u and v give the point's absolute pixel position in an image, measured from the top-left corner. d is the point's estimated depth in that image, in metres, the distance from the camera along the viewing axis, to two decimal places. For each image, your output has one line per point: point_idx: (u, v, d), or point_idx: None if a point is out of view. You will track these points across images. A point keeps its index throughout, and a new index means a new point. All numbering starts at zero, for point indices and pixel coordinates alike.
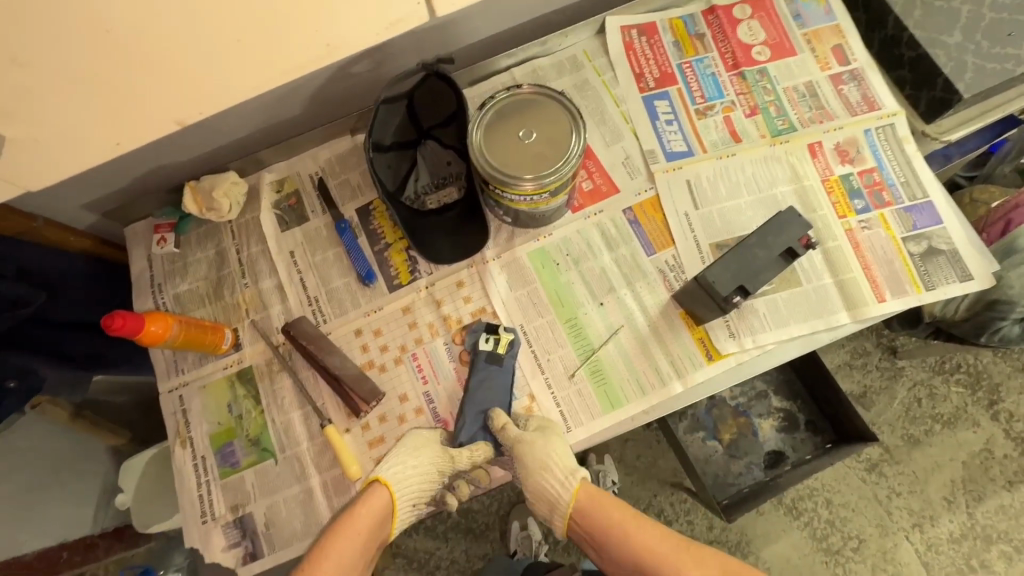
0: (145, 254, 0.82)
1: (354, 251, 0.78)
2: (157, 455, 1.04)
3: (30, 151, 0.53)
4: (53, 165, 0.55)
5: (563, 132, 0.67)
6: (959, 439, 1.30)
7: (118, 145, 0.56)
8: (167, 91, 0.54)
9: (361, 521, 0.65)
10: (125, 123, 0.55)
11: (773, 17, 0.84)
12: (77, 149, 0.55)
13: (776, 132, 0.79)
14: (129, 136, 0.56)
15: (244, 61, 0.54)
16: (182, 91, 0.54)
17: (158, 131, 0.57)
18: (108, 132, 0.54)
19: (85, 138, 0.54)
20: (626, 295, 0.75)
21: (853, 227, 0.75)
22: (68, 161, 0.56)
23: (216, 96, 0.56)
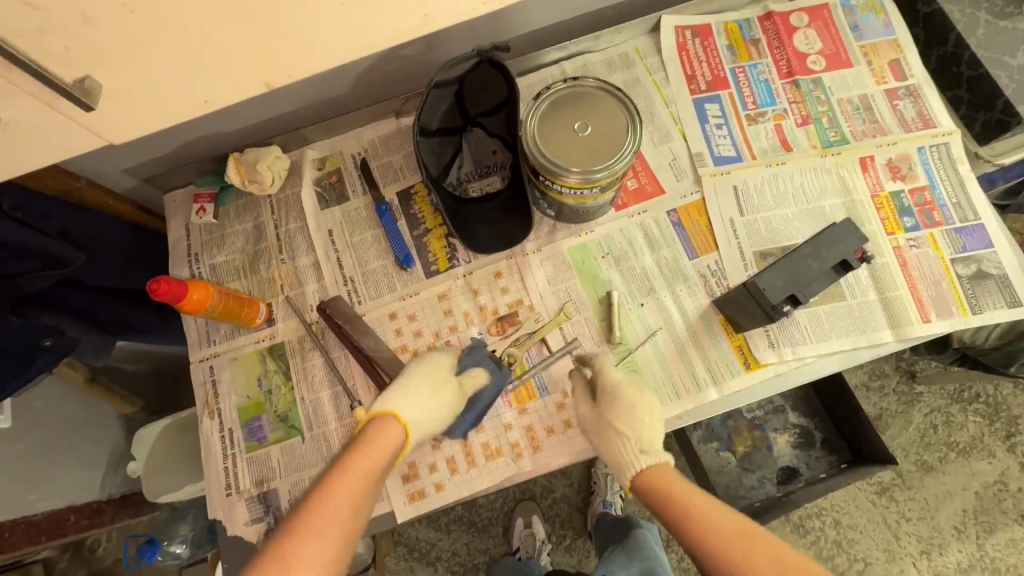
0: (183, 224, 0.81)
1: (393, 234, 0.78)
2: (171, 426, 1.04)
3: (115, 112, 0.50)
4: (131, 122, 0.52)
5: (619, 130, 0.65)
6: (973, 469, 1.28)
7: (207, 104, 0.53)
8: (264, 58, 0.50)
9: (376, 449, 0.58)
10: (215, 85, 0.51)
11: (830, 27, 0.83)
12: (162, 108, 0.52)
13: (827, 144, 0.78)
14: (218, 96, 0.53)
15: (349, 29, 0.50)
16: (279, 57, 0.50)
17: (245, 91, 0.53)
18: (196, 93, 0.51)
19: (175, 98, 0.51)
20: (666, 297, 0.74)
21: (901, 244, 0.74)
22: (151, 117, 0.52)
23: (309, 59, 0.52)
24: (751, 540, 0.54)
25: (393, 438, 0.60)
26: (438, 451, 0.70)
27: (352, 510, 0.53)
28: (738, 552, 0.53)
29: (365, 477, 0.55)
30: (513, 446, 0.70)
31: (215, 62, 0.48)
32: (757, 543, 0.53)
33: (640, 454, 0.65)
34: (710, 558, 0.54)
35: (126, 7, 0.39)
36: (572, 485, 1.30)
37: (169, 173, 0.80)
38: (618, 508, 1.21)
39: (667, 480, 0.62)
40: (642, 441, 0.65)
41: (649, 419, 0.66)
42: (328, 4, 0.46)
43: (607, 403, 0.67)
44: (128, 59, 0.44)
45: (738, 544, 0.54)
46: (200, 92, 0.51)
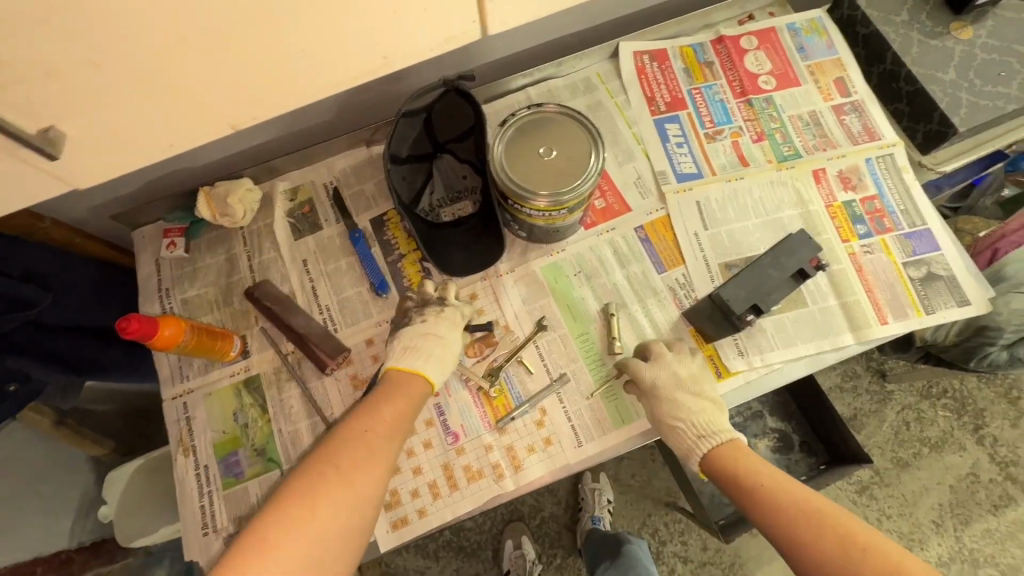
0: (152, 260, 0.80)
1: (367, 260, 0.78)
2: (144, 466, 1.01)
3: (80, 159, 0.50)
4: (97, 169, 0.52)
5: (582, 153, 0.68)
6: (947, 462, 1.40)
7: (174, 148, 0.54)
8: (226, 99, 0.51)
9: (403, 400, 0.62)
10: (177, 127, 0.52)
11: (778, 49, 0.88)
12: (130, 154, 0.52)
13: (781, 158, 0.82)
14: (184, 140, 0.53)
15: (313, 74, 0.52)
16: (246, 100, 0.52)
17: (212, 133, 0.54)
18: (163, 138, 0.52)
19: (138, 142, 0.51)
20: (637, 311, 0.76)
21: (856, 251, 0.78)
22: (116, 162, 0.52)
23: (275, 101, 0.54)
24: (818, 519, 0.56)
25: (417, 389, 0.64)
26: (420, 477, 0.69)
27: (382, 443, 0.57)
28: (802, 534, 0.56)
29: (391, 420, 0.59)
30: (495, 467, 0.70)
31: (181, 108, 0.49)
32: (823, 521, 0.56)
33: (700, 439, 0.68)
34: (775, 533, 0.59)
35: (93, 61, 0.40)
36: (561, 502, 1.31)
37: (137, 208, 0.80)
38: (607, 522, 1.23)
39: (737, 458, 0.66)
40: (699, 426, 0.68)
41: (698, 405, 0.69)
42: (293, 50, 0.48)
43: None
44: (91, 108, 0.45)
45: (806, 524, 0.57)
46: (165, 136, 0.52)
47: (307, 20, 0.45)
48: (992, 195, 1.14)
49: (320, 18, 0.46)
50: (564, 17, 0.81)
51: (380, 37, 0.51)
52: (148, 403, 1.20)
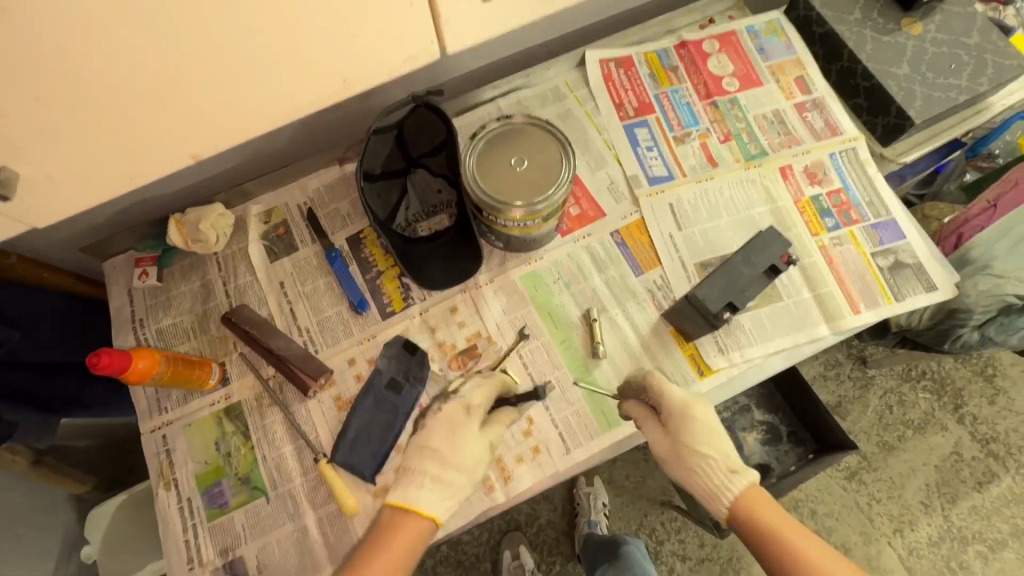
0: (125, 291, 0.79)
1: (345, 279, 0.78)
2: (128, 501, 0.99)
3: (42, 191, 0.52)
4: (61, 201, 0.54)
5: (552, 162, 0.69)
6: (930, 443, 1.54)
7: (134, 180, 0.55)
8: (180, 129, 0.53)
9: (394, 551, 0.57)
10: (138, 160, 0.54)
11: (739, 51, 0.90)
12: (91, 186, 0.54)
13: (749, 157, 0.84)
14: (144, 171, 0.55)
15: (268, 97, 0.55)
16: (204, 129, 0.54)
17: (174, 164, 0.56)
18: (123, 169, 0.54)
19: (98, 175, 0.53)
20: (618, 314, 0.76)
21: (826, 244, 0.79)
22: (80, 195, 0.54)
23: (232, 130, 0.56)
24: None
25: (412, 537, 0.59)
26: None
27: None
28: None
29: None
30: (484, 480, 0.69)
31: (137, 135, 0.51)
32: None
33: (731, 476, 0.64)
34: None
35: (36, 95, 0.44)
36: (556, 509, 1.32)
37: (108, 239, 0.79)
38: (604, 526, 1.23)
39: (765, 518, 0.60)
40: (728, 461, 0.64)
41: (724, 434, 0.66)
42: (242, 76, 0.51)
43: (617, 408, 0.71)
44: (45, 140, 0.47)
45: None
46: (123, 168, 0.54)
47: (244, 45, 0.48)
48: (955, 180, 1.18)
49: (263, 44, 0.49)
50: (529, 30, 0.82)
51: (321, 59, 0.53)
52: (130, 435, 1.18)
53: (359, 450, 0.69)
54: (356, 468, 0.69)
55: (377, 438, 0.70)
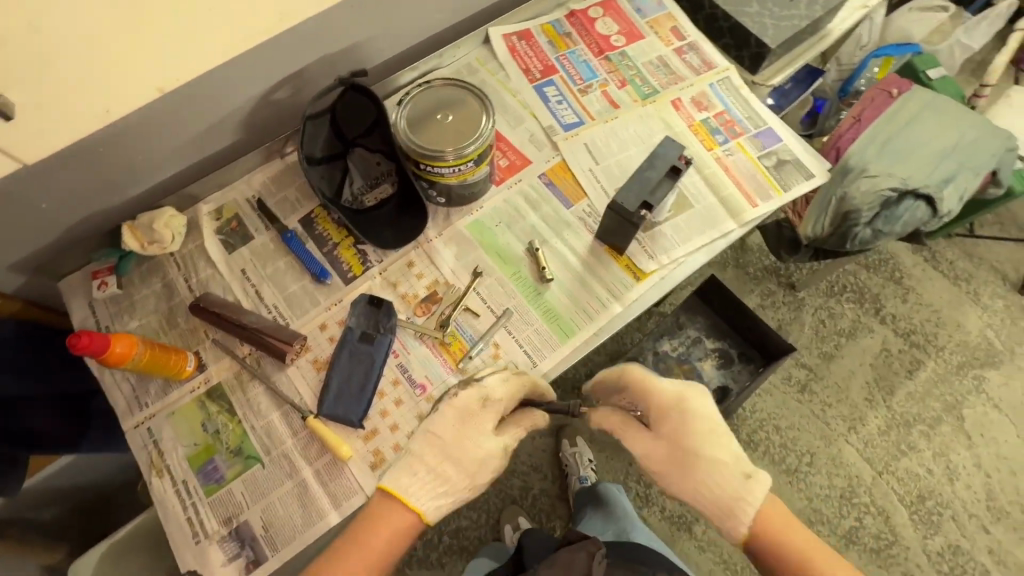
0: (86, 305, 0.81)
1: (304, 255, 0.83)
2: (107, 554, 0.86)
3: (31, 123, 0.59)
4: (43, 137, 0.60)
5: (474, 111, 0.78)
6: (863, 345, 1.73)
7: (110, 114, 0.62)
8: (149, 60, 0.61)
9: (377, 543, 0.63)
10: (114, 89, 0.61)
11: (620, 13, 1.04)
12: (70, 118, 0.60)
13: (644, 96, 0.97)
14: (118, 103, 0.61)
15: (220, 26, 0.64)
16: (168, 60, 0.62)
17: (143, 98, 0.62)
18: (99, 97, 0.60)
19: (76, 107, 0.60)
20: (557, 243, 0.86)
21: (720, 156, 0.93)
22: (60, 133, 0.60)
23: (194, 62, 0.64)
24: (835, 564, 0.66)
25: (392, 526, 0.65)
26: (398, 431, 0.74)
27: None
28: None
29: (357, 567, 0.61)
30: None
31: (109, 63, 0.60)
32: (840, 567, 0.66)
33: (748, 479, 0.73)
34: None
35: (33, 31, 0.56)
36: (547, 476, 1.39)
37: (60, 257, 0.81)
38: (593, 479, 1.30)
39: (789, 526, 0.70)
40: (743, 466, 0.74)
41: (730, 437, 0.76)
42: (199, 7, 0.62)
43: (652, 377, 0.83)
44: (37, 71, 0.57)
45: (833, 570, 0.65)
46: (101, 100, 0.61)
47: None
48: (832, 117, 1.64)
49: None
50: (437, 15, 0.93)
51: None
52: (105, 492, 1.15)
53: (344, 402, 0.74)
54: (342, 416, 0.73)
55: (360, 385, 0.75)
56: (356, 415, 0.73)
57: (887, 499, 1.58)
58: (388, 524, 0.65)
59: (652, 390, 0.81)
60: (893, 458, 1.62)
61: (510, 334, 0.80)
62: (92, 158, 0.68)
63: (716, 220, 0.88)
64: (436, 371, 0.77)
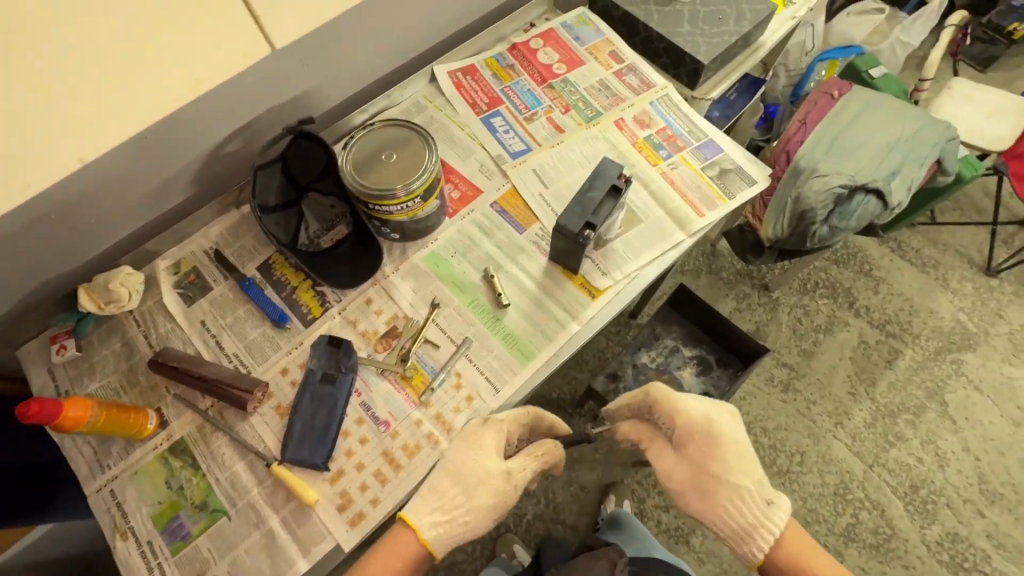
0: (45, 371, 0.81)
1: (263, 302, 0.84)
2: None
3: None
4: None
5: (417, 148, 0.80)
6: (840, 339, 1.75)
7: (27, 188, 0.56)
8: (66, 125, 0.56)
9: (394, 564, 0.65)
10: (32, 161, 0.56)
11: (560, 43, 1.08)
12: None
13: (587, 119, 1.00)
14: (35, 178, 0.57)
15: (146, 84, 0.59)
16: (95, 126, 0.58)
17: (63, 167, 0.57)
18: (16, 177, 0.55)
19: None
20: (512, 268, 0.87)
21: (665, 170, 0.96)
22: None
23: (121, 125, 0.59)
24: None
25: (407, 554, 0.67)
26: (363, 470, 0.74)
27: None
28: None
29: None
30: (429, 436, 0.76)
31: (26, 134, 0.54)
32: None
33: (767, 506, 0.77)
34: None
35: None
36: (540, 501, 1.41)
37: (17, 325, 0.81)
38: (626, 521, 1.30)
39: (806, 546, 0.73)
40: (763, 493, 0.78)
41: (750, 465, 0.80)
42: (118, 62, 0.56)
43: (679, 398, 0.84)
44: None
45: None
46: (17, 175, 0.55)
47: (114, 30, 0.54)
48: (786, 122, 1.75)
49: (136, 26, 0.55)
50: (379, 58, 0.96)
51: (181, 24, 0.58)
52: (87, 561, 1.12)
53: (307, 445, 0.74)
54: (305, 460, 0.73)
55: (323, 427, 0.75)
56: (319, 458, 0.73)
57: (881, 492, 1.57)
58: (401, 552, 0.67)
59: (678, 413, 0.84)
60: (883, 450, 1.62)
61: (471, 362, 0.80)
62: (40, 226, 0.68)
63: (672, 231, 0.90)
64: (400, 405, 0.78)
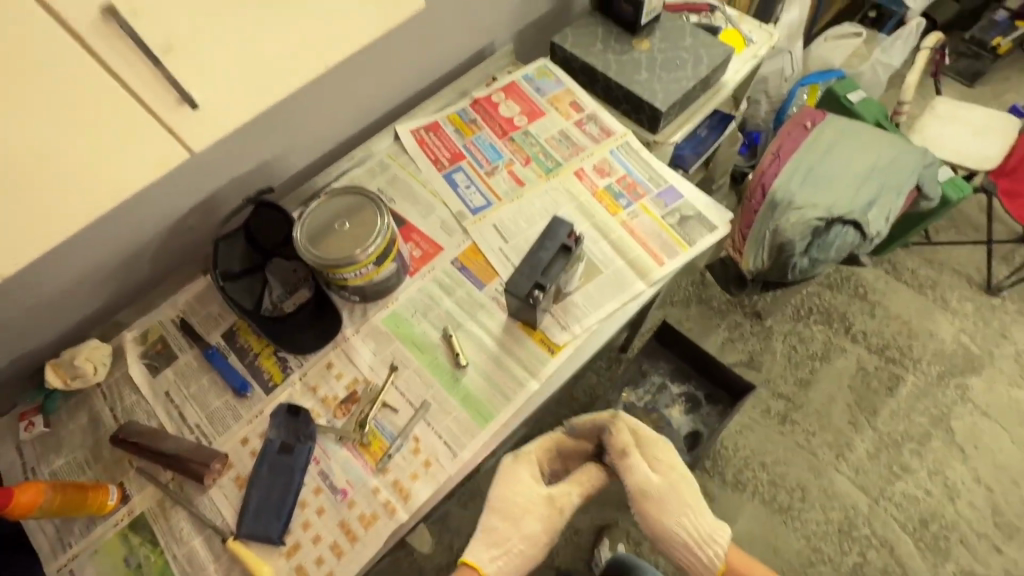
0: (15, 449, 0.82)
1: (225, 370, 0.85)
2: None
3: None
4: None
5: (370, 215, 0.82)
6: (838, 367, 1.61)
7: None
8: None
9: None
10: None
11: (521, 95, 1.10)
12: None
13: (547, 171, 1.01)
14: None
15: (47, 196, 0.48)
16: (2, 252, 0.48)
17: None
18: None
19: None
20: (471, 326, 0.87)
21: (625, 219, 0.96)
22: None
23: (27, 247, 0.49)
24: None
25: None
26: (319, 542, 0.74)
27: None
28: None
29: None
30: (386, 505, 0.76)
31: None
32: None
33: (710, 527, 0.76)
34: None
35: None
36: None
37: None
38: None
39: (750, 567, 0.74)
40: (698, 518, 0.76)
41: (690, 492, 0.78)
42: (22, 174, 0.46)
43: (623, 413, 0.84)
44: None
45: None
46: None
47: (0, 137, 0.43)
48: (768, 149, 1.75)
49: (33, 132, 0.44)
50: (339, 122, 0.99)
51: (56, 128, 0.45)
52: None
53: (262, 520, 0.74)
54: (261, 535, 0.73)
55: (279, 500, 0.75)
56: (277, 532, 0.73)
57: (888, 529, 1.44)
58: None
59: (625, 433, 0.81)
60: (888, 483, 1.48)
61: (429, 425, 0.80)
62: None
63: (632, 282, 0.90)
64: (358, 473, 0.77)
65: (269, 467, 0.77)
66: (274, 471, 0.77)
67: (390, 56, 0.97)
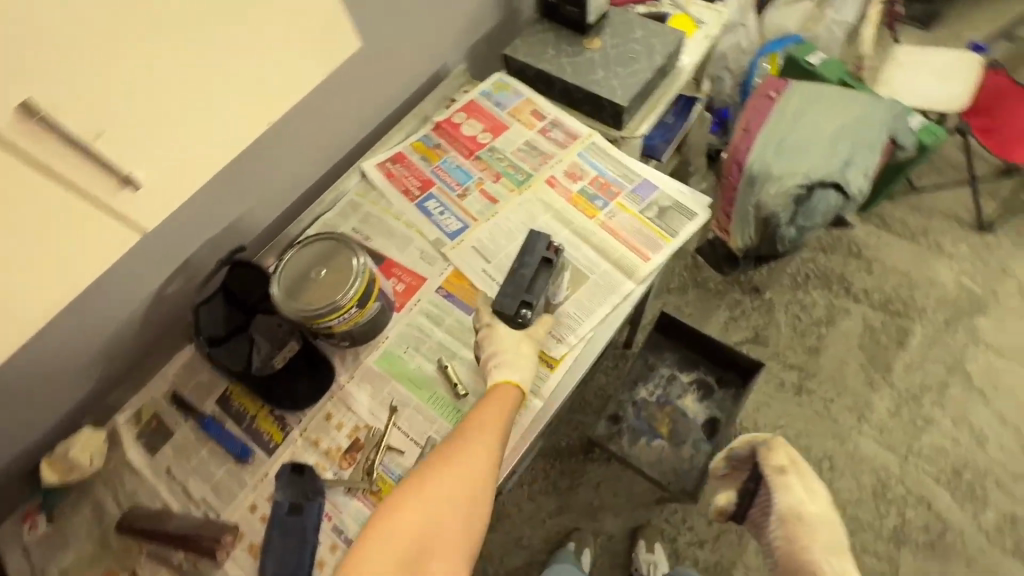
0: (20, 553, 0.80)
1: (223, 438, 0.83)
2: None
3: None
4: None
5: (345, 259, 0.81)
6: (844, 329, 1.58)
7: None
8: None
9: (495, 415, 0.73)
10: None
11: (482, 111, 1.09)
12: None
13: (519, 184, 1.00)
14: None
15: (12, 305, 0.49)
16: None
17: None
18: None
19: None
20: (466, 352, 0.86)
21: (603, 220, 0.95)
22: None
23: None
24: None
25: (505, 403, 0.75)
26: None
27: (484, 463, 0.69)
28: None
29: (489, 441, 0.70)
30: None
31: None
32: None
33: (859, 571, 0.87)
34: None
35: None
36: None
37: None
38: None
39: None
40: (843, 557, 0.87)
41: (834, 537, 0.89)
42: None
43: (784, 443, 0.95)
44: None
45: None
46: None
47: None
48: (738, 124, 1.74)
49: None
50: (302, 169, 0.98)
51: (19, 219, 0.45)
52: None
53: None
54: None
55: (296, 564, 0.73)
56: None
57: (923, 485, 1.41)
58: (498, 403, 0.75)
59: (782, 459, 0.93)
60: (913, 438, 1.45)
61: None
62: None
63: (620, 282, 0.89)
64: None
65: (281, 531, 0.75)
66: (286, 535, 0.75)
67: (343, 95, 0.96)
